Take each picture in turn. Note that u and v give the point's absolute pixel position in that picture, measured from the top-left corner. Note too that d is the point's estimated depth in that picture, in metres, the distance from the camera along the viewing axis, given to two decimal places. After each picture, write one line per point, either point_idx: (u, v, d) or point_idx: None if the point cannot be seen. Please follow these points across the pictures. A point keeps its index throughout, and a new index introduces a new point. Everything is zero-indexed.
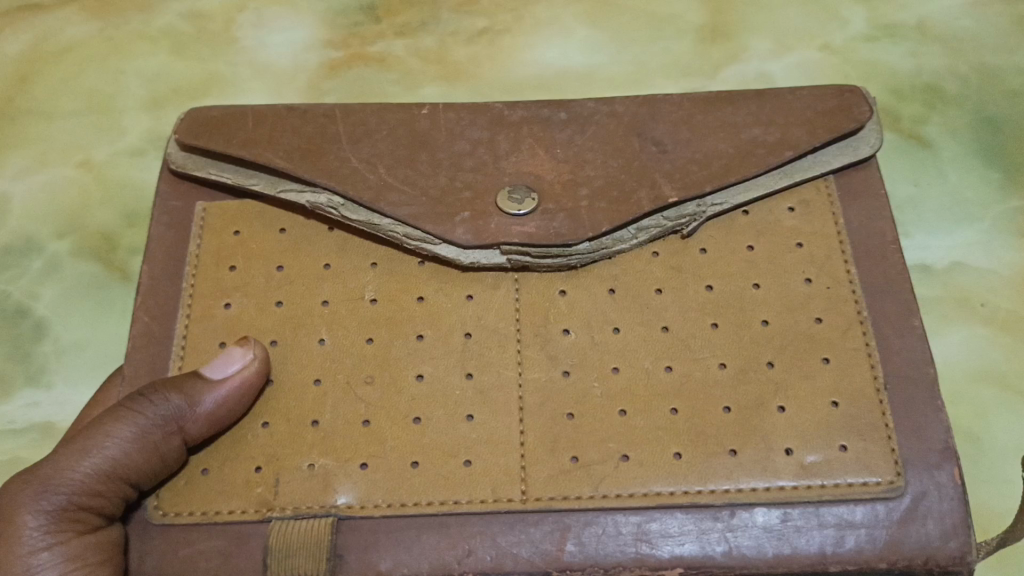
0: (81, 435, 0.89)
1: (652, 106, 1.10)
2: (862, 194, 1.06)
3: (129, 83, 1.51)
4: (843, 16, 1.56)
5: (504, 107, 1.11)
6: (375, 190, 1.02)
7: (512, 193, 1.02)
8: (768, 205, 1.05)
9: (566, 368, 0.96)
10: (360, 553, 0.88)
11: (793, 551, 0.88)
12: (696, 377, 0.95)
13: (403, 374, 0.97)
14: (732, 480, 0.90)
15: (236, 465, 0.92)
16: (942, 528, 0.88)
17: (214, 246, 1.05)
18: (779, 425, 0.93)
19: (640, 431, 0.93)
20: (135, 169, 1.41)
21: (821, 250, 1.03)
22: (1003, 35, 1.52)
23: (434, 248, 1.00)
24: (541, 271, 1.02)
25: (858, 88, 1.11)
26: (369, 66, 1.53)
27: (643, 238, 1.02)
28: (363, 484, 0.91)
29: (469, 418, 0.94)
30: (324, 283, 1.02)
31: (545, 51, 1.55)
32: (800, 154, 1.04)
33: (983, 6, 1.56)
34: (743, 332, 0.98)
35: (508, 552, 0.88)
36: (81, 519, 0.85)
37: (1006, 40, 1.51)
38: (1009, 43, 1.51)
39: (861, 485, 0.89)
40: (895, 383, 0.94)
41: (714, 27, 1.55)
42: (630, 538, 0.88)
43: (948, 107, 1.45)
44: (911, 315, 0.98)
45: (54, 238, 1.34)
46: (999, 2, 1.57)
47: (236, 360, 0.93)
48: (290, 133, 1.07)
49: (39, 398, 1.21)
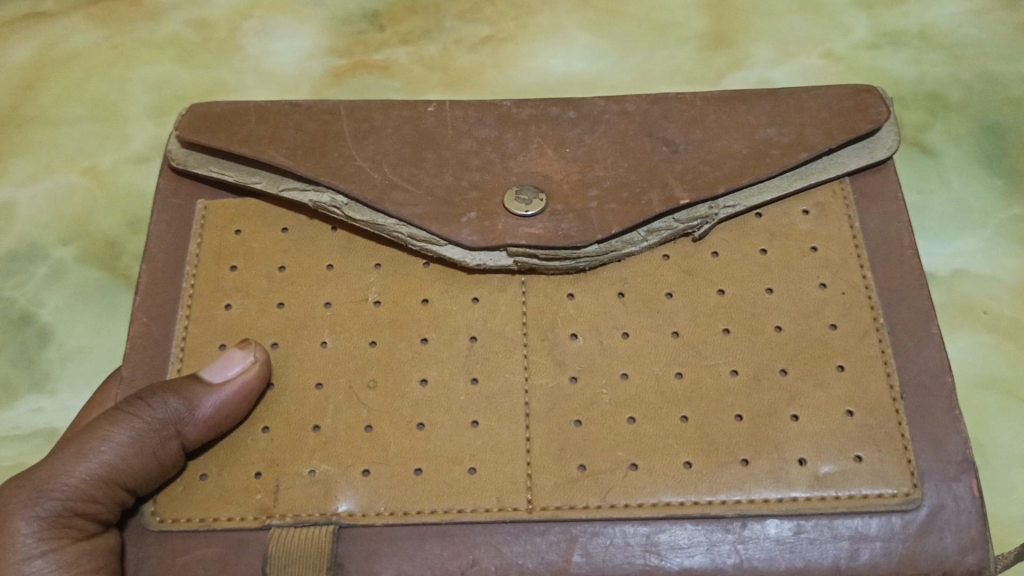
0: (77, 439, 0.87)
1: (663, 105, 1.08)
2: (877, 197, 1.04)
3: (135, 91, 1.49)
4: (847, 25, 1.53)
5: (512, 105, 1.09)
6: (379, 189, 1.00)
7: (520, 192, 0.99)
8: (782, 208, 1.03)
9: (573, 374, 0.94)
10: (361, 562, 0.86)
11: (806, 563, 0.85)
12: (707, 385, 0.93)
13: (406, 378, 0.94)
14: (744, 491, 0.88)
15: (235, 471, 0.90)
16: (960, 541, 0.85)
17: (215, 245, 1.03)
18: (792, 435, 0.90)
19: (650, 439, 0.91)
20: (137, 177, 1.39)
21: (836, 254, 1.00)
22: (1008, 43, 1.49)
23: (440, 249, 0.98)
24: (549, 274, 0.99)
25: (875, 88, 1.09)
26: (372, 75, 1.50)
27: (654, 240, 1.00)
28: (365, 492, 0.89)
29: (474, 424, 0.92)
30: (327, 284, 1.00)
31: (548, 58, 1.52)
32: (815, 155, 1.01)
33: (986, 13, 1.53)
34: (755, 339, 0.95)
35: (513, 562, 0.86)
36: (75, 525, 0.83)
37: (1010, 48, 1.48)
38: (1011, 49, 1.48)
39: (877, 497, 0.87)
40: (912, 392, 0.92)
41: (725, 34, 1.53)
42: (639, 550, 0.86)
43: (951, 115, 1.42)
44: (928, 322, 0.96)
45: (58, 244, 1.32)
46: (1003, 10, 1.53)
47: (236, 363, 0.91)
48: (293, 130, 1.05)
49: (42, 404, 1.19)
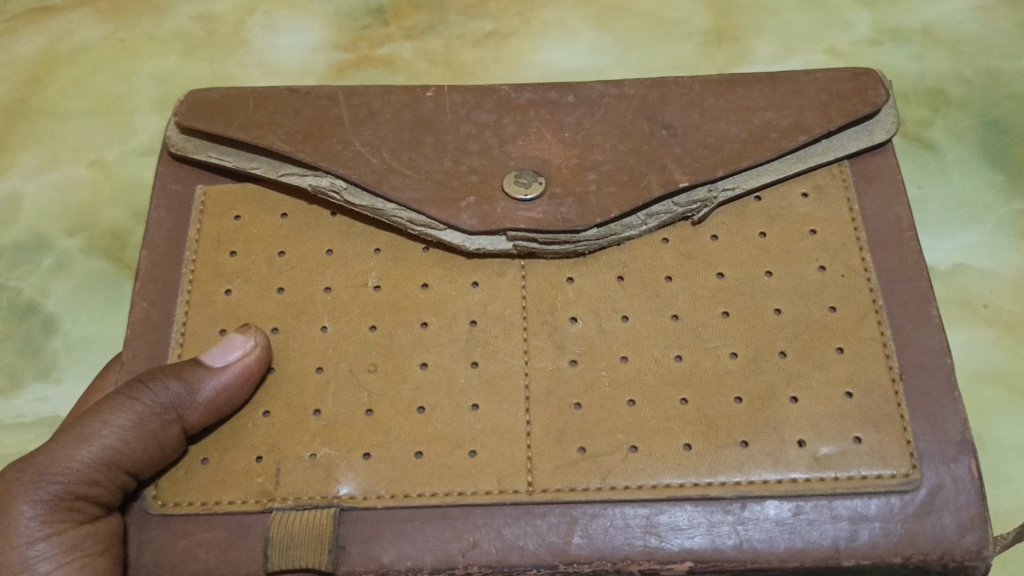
0: (77, 423, 0.87)
1: (662, 89, 1.08)
2: (877, 179, 1.04)
3: (142, 83, 1.49)
4: (850, 19, 1.53)
5: (511, 89, 1.09)
6: (378, 173, 1.00)
7: (519, 176, 0.99)
8: (781, 191, 1.03)
9: (574, 358, 0.94)
10: (362, 545, 0.87)
11: (805, 544, 0.86)
12: (706, 367, 0.93)
13: (406, 363, 0.94)
14: (744, 472, 0.88)
15: (236, 455, 0.91)
16: (959, 522, 0.86)
17: (214, 231, 1.03)
18: (790, 417, 0.90)
19: (650, 420, 0.91)
20: (141, 172, 1.39)
21: (835, 237, 1.00)
22: (1009, 39, 1.48)
23: (439, 233, 0.98)
24: (548, 258, 0.99)
25: (874, 71, 1.08)
26: (376, 69, 1.50)
27: (653, 224, 1.00)
28: (365, 475, 0.89)
29: (474, 407, 0.92)
30: (326, 269, 1.00)
31: (551, 55, 1.52)
32: (814, 138, 1.01)
33: (988, 10, 1.52)
34: (755, 321, 0.95)
35: (514, 544, 0.86)
36: (79, 509, 0.84)
37: (1012, 45, 1.48)
38: (1013, 46, 1.48)
39: (876, 477, 0.87)
40: (911, 374, 0.92)
41: (728, 28, 1.52)
42: (639, 531, 0.87)
43: (952, 110, 1.41)
44: (927, 305, 0.96)
45: (65, 235, 1.32)
46: (1004, 6, 1.52)
47: (237, 347, 0.91)
48: (292, 115, 1.05)
49: (48, 392, 1.19)
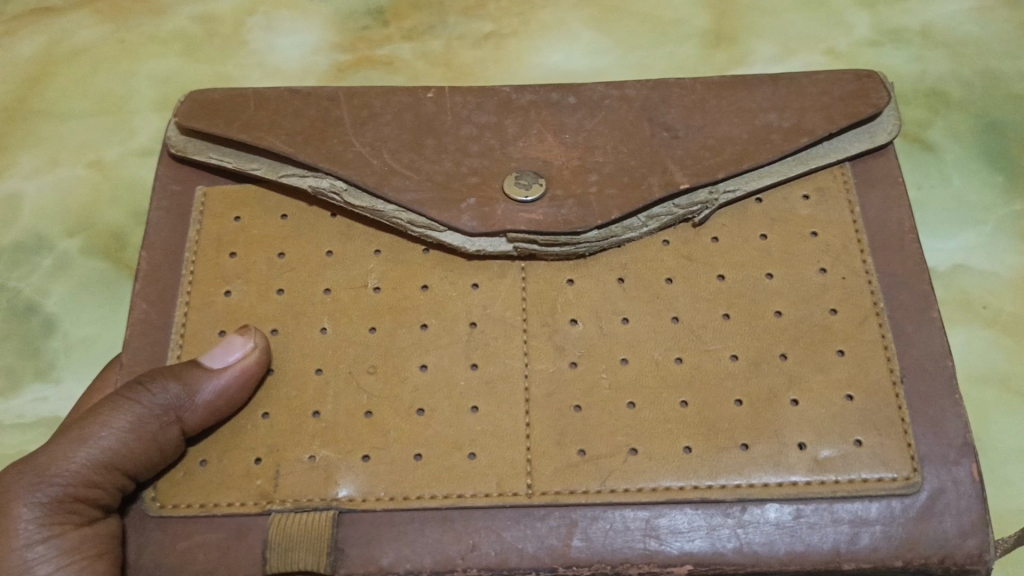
0: (76, 425, 0.87)
1: (663, 90, 1.07)
2: (878, 182, 1.03)
3: (142, 84, 1.49)
4: (850, 20, 1.52)
5: (512, 90, 1.08)
6: (378, 174, 0.99)
7: (520, 178, 0.99)
8: (782, 193, 1.02)
9: (574, 360, 0.94)
10: (361, 547, 0.86)
11: (806, 547, 0.85)
12: (707, 369, 0.93)
13: (406, 365, 0.94)
14: (744, 475, 0.88)
15: (235, 456, 0.90)
16: (960, 525, 0.85)
17: (214, 232, 1.03)
18: (791, 420, 0.90)
19: (650, 423, 0.91)
20: (139, 172, 1.39)
21: (836, 239, 1.00)
22: (1009, 40, 1.48)
23: (440, 234, 0.98)
24: (549, 259, 0.99)
25: (876, 72, 1.08)
26: (375, 70, 1.50)
27: (654, 226, 0.99)
28: (364, 477, 0.89)
29: (473, 409, 0.92)
30: (326, 270, 1.00)
31: (551, 55, 1.51)
32: (815, 140, 1.01)
33: (988, 10, 1.52)
34: (756, 323, 0.95)
35: (513, 547, 0.86)
36: (77, 510, 0.84)
37: (1012, 46, 1.47)
38: (1013, 47, 1.47)
39: (877, 481, 0.87)
40: (912, 377, 0.92)
41: (728, 29, 1.52)
42: (638, 534, 0.86)
43: (953, 111, 1.41)
44: (929, 307, 0.95)
45: (64, 236, 1.32)
46: (1004, 7, 1.52)
47: (236, 349, 0.91)
48: (293, 116, 1.05)
49: (48, 392, 1.19)
